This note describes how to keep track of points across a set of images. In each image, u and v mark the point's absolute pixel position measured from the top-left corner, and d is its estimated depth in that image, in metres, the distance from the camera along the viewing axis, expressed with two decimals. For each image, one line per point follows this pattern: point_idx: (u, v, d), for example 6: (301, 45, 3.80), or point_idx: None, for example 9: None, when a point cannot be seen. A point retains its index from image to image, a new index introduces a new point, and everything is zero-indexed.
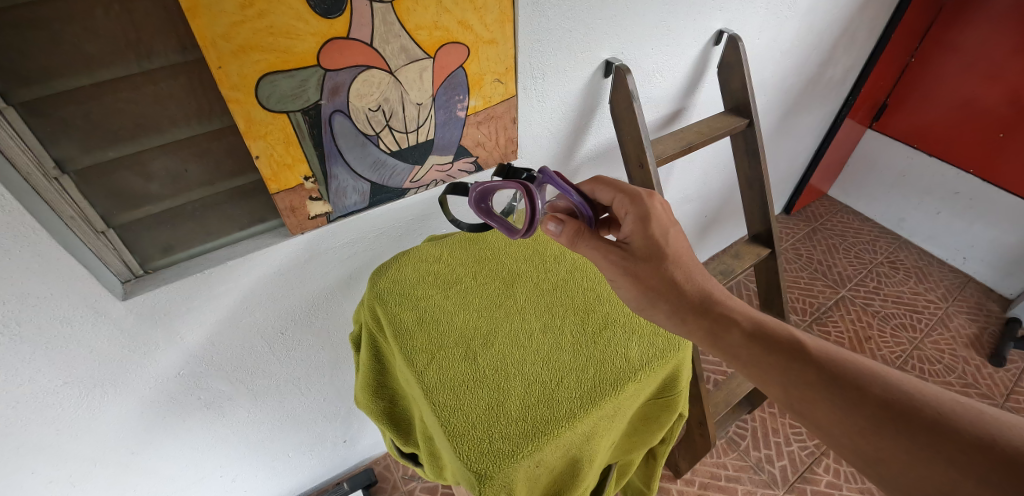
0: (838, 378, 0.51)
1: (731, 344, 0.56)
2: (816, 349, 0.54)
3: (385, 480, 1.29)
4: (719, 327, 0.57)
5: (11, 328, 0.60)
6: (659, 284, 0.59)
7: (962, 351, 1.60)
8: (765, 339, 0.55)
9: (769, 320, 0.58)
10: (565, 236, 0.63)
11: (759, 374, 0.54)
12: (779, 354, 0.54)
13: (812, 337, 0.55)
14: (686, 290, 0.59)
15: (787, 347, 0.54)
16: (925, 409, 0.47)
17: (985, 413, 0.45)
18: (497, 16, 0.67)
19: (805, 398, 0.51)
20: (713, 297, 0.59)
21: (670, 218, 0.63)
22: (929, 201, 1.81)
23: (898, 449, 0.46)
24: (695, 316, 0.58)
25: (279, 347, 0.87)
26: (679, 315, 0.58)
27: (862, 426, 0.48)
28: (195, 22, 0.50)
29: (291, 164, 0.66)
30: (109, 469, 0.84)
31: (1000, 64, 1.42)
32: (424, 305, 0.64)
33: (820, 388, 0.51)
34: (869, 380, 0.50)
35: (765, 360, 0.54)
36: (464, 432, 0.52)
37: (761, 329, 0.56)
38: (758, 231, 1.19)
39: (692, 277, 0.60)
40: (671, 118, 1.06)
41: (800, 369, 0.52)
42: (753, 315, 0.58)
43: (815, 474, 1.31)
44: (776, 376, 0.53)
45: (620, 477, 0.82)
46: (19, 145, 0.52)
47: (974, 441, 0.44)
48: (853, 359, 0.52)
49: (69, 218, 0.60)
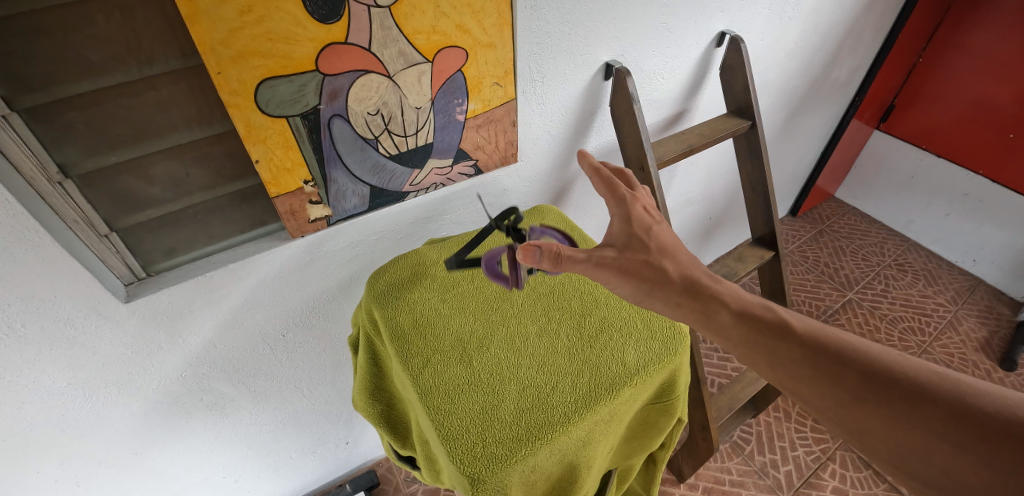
0: (823, 355, 0.52)
1: (723, 326, 0.57)
2: (802, 327, 0.55)
3: (387, 482, 1.29)
4: (711, 311, 0.57)
5: (14, 330, 0.60)
6: (653, 268, 0.59)
7: (971, 354, 1.57)
8: (757, 325, 0.56)
9: (757, 303, 0.58)
10: (546, 261, 0.56)
11: (749, 354, 0.56)
12: (768, 334, 0.55)
13: (799, 317, 0.56)
14: (675, 278, 0.59)
15: (775, 328, 0.55)
16: (905, 380, 0.48)
17: (960, 381, 0.47)
18: (495, 19, 0.67)
19: (793, 377, 0.52)
20: (701, 282, 0.59)
21: (655, 218, 0.62)
22: (938, 203, 1.79)
23: (878, 419, 0.48)
24: (687, 300, 0.58)
25: (281, 349, 0.87)
26: (669, 295, 0.58)
27: (845, 400, 0.49)
28: (194, 28, 0.50)
29: (290, 167, 0.66)
30: (113, 469, 0.85)
31: (1009, 63, 1.41)
32: (418, 306, 0.64)
33: (806, 365, 0.52)
34: (851, 354, 0.51)
35: (755, 342, 0.55)
36: (457, 436, 0.52)
37: (751, 311, 0.57)
38: (762, 233, 1.18)
39: (680, 264, 0.60)
40: (673, 120, 1.06)
41: (787, 348, 0.54)
42: (744, 299, 0.58)
43: (821, 479, 1.30)
44: (764, 356, 0.55)
45: (621, 483, 0.82)
46: (24, 151, 0.53)
47: (951, 408, 0.45)
48: (836, 335, 0.53)
49: (72, 222, 0.60)
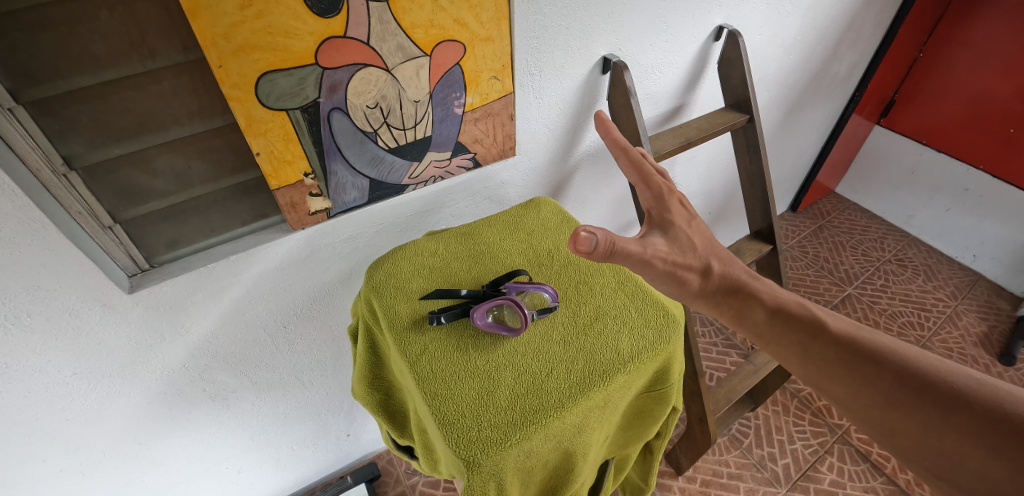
0: (856, 356, 0.53)
1: (757, 323, 0.59)
2: (836, 326, 0.56)
3: (388, 474, 1.31)
4: (746, 309, 0.59)
5: (20, 319, 0.61)
6: (697, 263, 0.59)
7: (970, 349, 1.58)
8: (790, 324, 0.57)
9: (793, 301, 0.59)
10: (600, 247, 0.48)
11: (780, 350, 0.58)
12: (800, 332, 0.57)
13: (835, 317, 0.57)
14: (715, 274, 0.60)
15: (809, 326, 0.57)
16: (942, 384, 0.48)
17: (1000, 387, 0.46)
18: (493, 14, 0.68)
19: (824, 374, 0.54)
20: (740, 279, 0.61)
21: (690, 212, 0.61)
22: (938, 198, 1.79)
23: (910, 421, 0.48)
24: (724, 297, 0.60)
25: (282, 341, 0.88)
26: (707, 292, 0.60)
27: (877, 400, 0.50)
28: (195, 23, 0.51)
29: (290, 160, 0.67)
30: (117, 459, 0.86)
31: (1010, 58, 1.41)
32: (415, 295, 0.65)
33: (837, 364, 0.53)
34: (885, 354, 0.52)
35: (787, 339, 0.57)
36: (454, 421, 0.53)
37: (786, 309, 0.58)
38: (760, 227, 1.18)
39: (721, 261, 0.61)
40: (671, 115, 1.06)
41: (819, 346, 0.55)
42: (779, 296, 0.60)
43: (819, 472, 1.31)
44: (796, 353, 0.56)
45: (618, 472, 0.83)
46: (29, 143, 0.55)
47: (987, 414, 0.45)
48: (872, 336, 0.54)
49: (77, 214, 0.61)
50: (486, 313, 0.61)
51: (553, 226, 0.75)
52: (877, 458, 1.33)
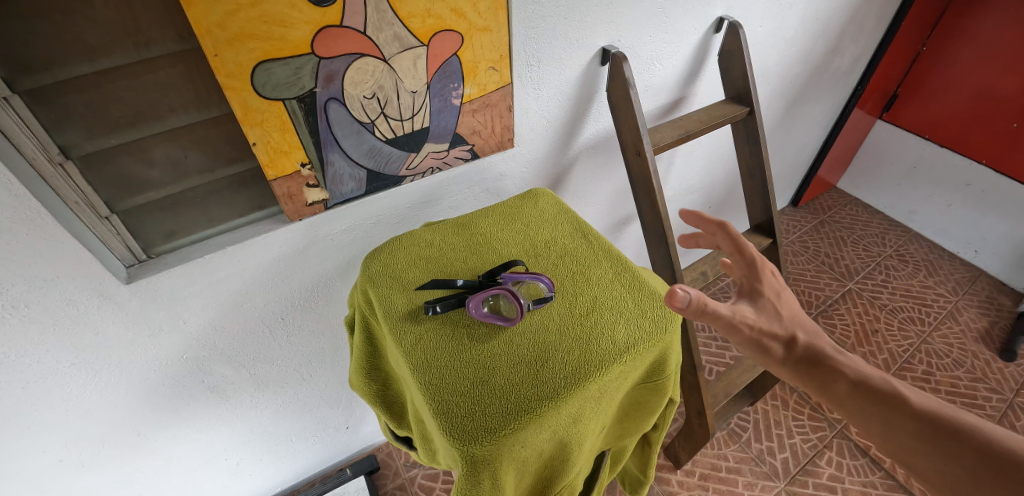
0: (959, 442, 0.48)
1: (839, 397, 0.54)
2: (933, 407, 0.50)
3: (387, 467, 1.32)
4: (828, 380, 0.55)
5: (17, 309, 0.61)
6: (782, 333, 0.57)
7: (971, 345, 1.57)
8: (879, 399, 0.52)
9: (879, 376, 0.54)
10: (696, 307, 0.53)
11: (867, 428, 0.53)
12: (889, 410, 0.51)
13: (930, 396, 0.52)
14: (801, 345, 0.57)
15: (901, 405, 0.52)
16: None
17: None
18: (491, 4, 0.67)
19: (920, 460, 0.49)
20: (825, 351, 0.56)
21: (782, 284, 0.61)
22: (940, 193, 1.78)
23: None
24: (806, 369, 0.56)
25: (280, 332, 0.89)
26: (791, 365, 0.56)
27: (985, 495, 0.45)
28: (190, 11, 0.51)
29: (287, 150, 0.67)
30: (117, 450, 0.87)
31: (1014, 52, 1.39)
32: (412, 285, 0.65)
33: (936, 451, 0.48)
34: (991, 442, 0.47)
35: (875, 417, 0.52)
36: (449, 409, 0.53)
37: (872, 383, 0.54)
38: (760, 221, 1.18)
39: (805, 331, 0.58)
40: (671, 107, 1.06)
41: (912, 428, 0.50)
42: (864, 369, 0.55)
43: (817, 466, 1.31)
44: (885, 433, 0.51)
45: (615, 464, 0.83)
46: (25, 133, 0.54)
47: None
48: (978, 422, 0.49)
49: (73, 203, 0.61)
50: (481, 303, 0.61)
51: (551, 218, 0.75)
52: (876, 452, 1.33)
